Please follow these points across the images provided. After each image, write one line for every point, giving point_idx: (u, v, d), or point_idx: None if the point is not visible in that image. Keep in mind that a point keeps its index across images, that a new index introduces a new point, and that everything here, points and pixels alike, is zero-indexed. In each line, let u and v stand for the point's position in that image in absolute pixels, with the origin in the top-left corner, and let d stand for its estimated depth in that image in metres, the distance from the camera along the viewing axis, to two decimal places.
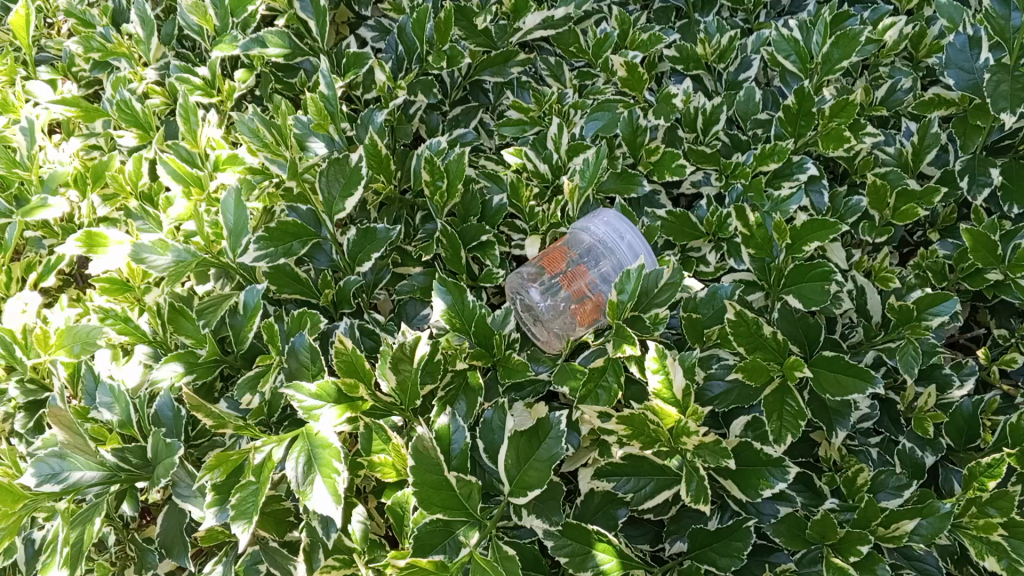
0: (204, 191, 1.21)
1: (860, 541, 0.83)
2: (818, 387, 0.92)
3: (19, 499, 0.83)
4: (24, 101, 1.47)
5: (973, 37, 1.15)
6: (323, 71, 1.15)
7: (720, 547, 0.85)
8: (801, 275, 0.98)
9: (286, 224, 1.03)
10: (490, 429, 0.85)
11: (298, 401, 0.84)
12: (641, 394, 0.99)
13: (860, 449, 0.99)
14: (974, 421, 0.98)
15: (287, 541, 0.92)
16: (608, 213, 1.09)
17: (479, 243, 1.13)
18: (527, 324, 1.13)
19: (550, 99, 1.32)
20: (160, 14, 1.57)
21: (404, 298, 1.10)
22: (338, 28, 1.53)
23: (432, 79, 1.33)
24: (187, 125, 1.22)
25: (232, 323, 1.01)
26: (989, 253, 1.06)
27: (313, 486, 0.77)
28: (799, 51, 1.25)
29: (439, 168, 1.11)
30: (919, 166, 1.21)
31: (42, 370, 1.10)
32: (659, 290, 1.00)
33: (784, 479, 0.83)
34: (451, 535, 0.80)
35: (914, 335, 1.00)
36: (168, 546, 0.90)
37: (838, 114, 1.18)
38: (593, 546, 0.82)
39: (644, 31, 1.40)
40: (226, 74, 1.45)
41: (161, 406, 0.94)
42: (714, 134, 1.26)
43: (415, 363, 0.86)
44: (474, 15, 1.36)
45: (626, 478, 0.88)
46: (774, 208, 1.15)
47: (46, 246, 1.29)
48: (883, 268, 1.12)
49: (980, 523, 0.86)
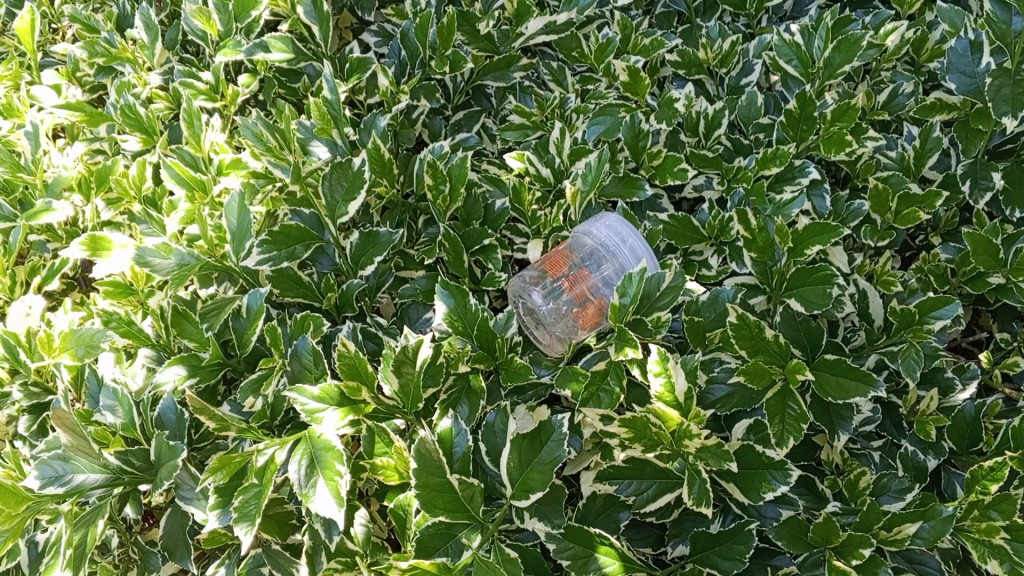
0: (207, 195, 1.22)
1: (862, 544, 0.84)
2: (820, 390, 0.92)
3: (23, 501, 0.85)
4: (29, 105, 1.47)
5: (974, 42, 1.16)
6: (327, 76, 1.15)
7: (722, 550, 0.85)
8: (802, 279, 0.99)
9: (289, 228, 1.03)
10: (492, 432, 0.84)
11: (301, 404, 0.84)
12: (643, 397, 0.99)
13: (863, 453, 1.00)
14: (977, 424, 0.98)
15: (290, 544, 0.93)
16: (609, 217, 1.09)
17: (482, 246, 1.13)
18: (529, 327, 1.14)
19: (553, 103, 1.33)
20: (165, 19, 1.58)
21: (406, 302, 1.11)
22: (341, 33, 1.54)
23: (435, 83, 1.34)
24: (191, 130, 1.23)
25: (236, 326, 1.01)
26: (991, 256, 1.07)
27: (316, 488, 0.78)
28: (800, 56, 1.25)
29: (441, 172, 1.11)
30: (921, 170, 1.21)
31: (46, 373, 1.11)
32: (660, 294, 1.01)
33: (787, 482, 0.83)
34: (453, 537, 0.79)
35: (916, 338, 1.00)
36: (170, 548, 0.91)
37: (840, 118, 1.18)
38: (595, 549, 0.83)
39: (646, 35, 1.41)
40: (230, 79, 1.46)
41: (164, 408, 0.93)
42: (717, 137, 1.26)
43: (417, 366, 0.86)
44: (477, 20, 1.38)
45: (627, 481, 0.87)
46: (776, 212, 1.15)
47: (50, 250, 1.29)
48: (885, 271, 1.13)
49: (982, 527, 0.86)
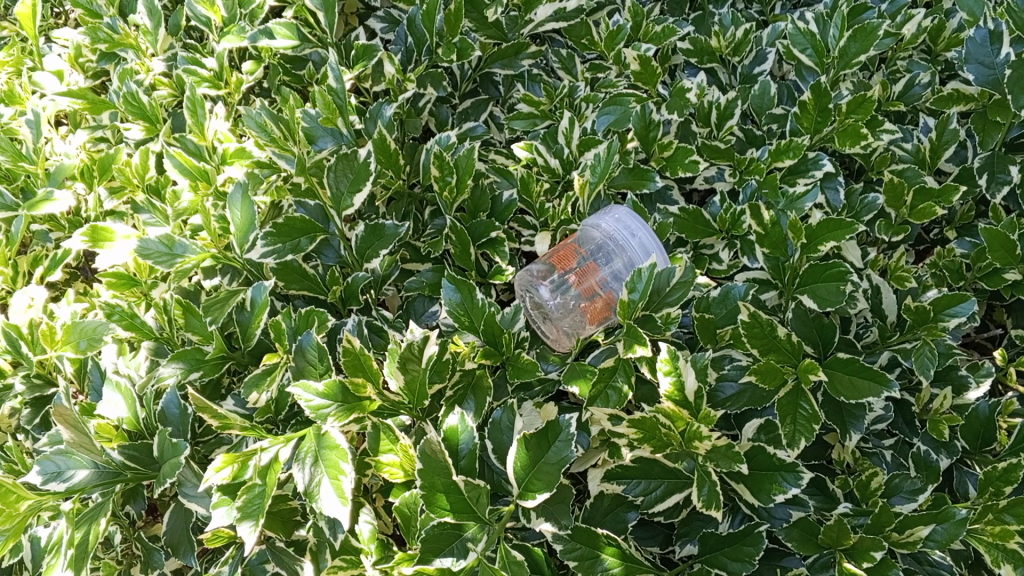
0: (212, 185, 1.19)
1: (873, 547, 0.83)
2: (832, 390, 0.90)
3: (21, 500, 0.83)
4: (31, 93, 1.46)
5: (994, 32, 1.12)
6: (331, 63, 1.13)
7: (731, 551, 0.83)
8: (815, 275, 0.97)
9: (293, 220, 1.01)
10: (499, 429, 0.86)
11: (305, 401, 0.82)
12: (651, 396, 0.98)
13: (874, 452, 0.99)
14: (991, 424, 0.96)
15: (294, 541, 0.91)
16: (620, 210, 1.07)
17: (489, 239, 1.11)
18: (536, 321, 1.10)
19: (561, 92, 1.30)
20: (167, 3, 1.55)
21: (413, 295, 1.10)
22: (347, 19, 1.51)
23: (442, 71, 1.30)
24: (194, 118, 1.22)
25: (239, 319, 0.99)
26: (1008, 252, 1.04)
27: (321, 489, 0.76)
28: (815, 45, 1.22)
29: (448, 164, 1.10)
30: (937, 162, 1.18)
31: (48, 365, 1.10)
32: (671, 289, 0.99)
33: (798, 485, 0.82)
34: (460, 537, 0.78)
35: (930, 336, 0.98)
36: (175, 544, 0.90)
37: (856, 110, 1.15)
38: (602, 550, 0.81)
39: (657, 22, 1.38)
40: (233, 65, 1.44)
41: (167, 403, 0.93)
42: (729, 128, 1.23)
43: (422, 363, 0.85)
44: (485, 7, 1.35)
45: (636, 481, 0.86)
46: (789, 206, 1.12)
47: (52, 240, 1.29)
48: (899, 267, 1.11)
49: (996, 531, 0.84)
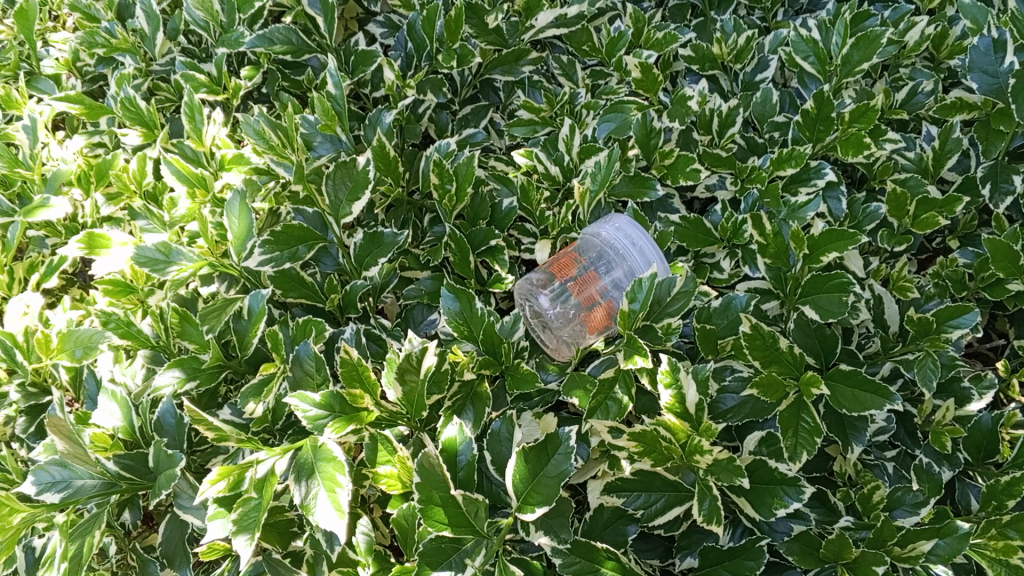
0: (209, 192, 1.18)
1: (876, 561, 0.82)
2: (834, 402, 0.89)
3: (15, 513, 0.82)
4: (28, 97, 1.45)
5: (998, 40, 1.12)
6: (331, 70, 1.12)
7: (732, 565, 0.83)
8: (817, 286, 0.96)
9: (291, 228, 1.01)
10: (497, 440, 0.85)
11: (303, 411, 0.82)
12: (651, 407, 0.97)
13: (875, 464, 0.98)
14: (993, 436, 0.96)
15: (291, 552, 0.91)
16: (620, 219, 1.07)
17: (488, 247, 1.10)
18: (536, 330, 1.09)
19: (562, 99, 1.30)
20: (166, 7, 1.55)
21: (411, 303, 1.08)
22: (347, 23, 1.51)
23: (442, 77, 1.29)
24: (193, 124, 1.20)
25: (237, 327, 0.98)
26: (1011, 263, 1.03)
27: (318, 502, 0.75)
28: (818, 53, 1.21)
29: (447, 172, 1.08)
30: (940, 171, 1.17)
31: (43, 373, 1.09)
32: (671, 299, 0.98)
33: (799, 499, 0.81)
34: (457, 551, 0.77)
35: (933, 348, 0.98)
36: (170, 555, 0.89)
37: (858, 119, 1.14)
38: (601, 564, 0.80)
39: (658, 29, 1.38)
40: (232, 70, 1.43)
41: (163, 413, 0.92)
42: (729, 136, 1.23)
43: (421, 374, 0.84)
44: (486, 13, 1.34)
45: (636, 494, 0.85)
46: (790, 215, 1.11)
47: (49, 246, 1.28)
48: (902, 276, 1.09)
49: (999, 546, 0.83)
